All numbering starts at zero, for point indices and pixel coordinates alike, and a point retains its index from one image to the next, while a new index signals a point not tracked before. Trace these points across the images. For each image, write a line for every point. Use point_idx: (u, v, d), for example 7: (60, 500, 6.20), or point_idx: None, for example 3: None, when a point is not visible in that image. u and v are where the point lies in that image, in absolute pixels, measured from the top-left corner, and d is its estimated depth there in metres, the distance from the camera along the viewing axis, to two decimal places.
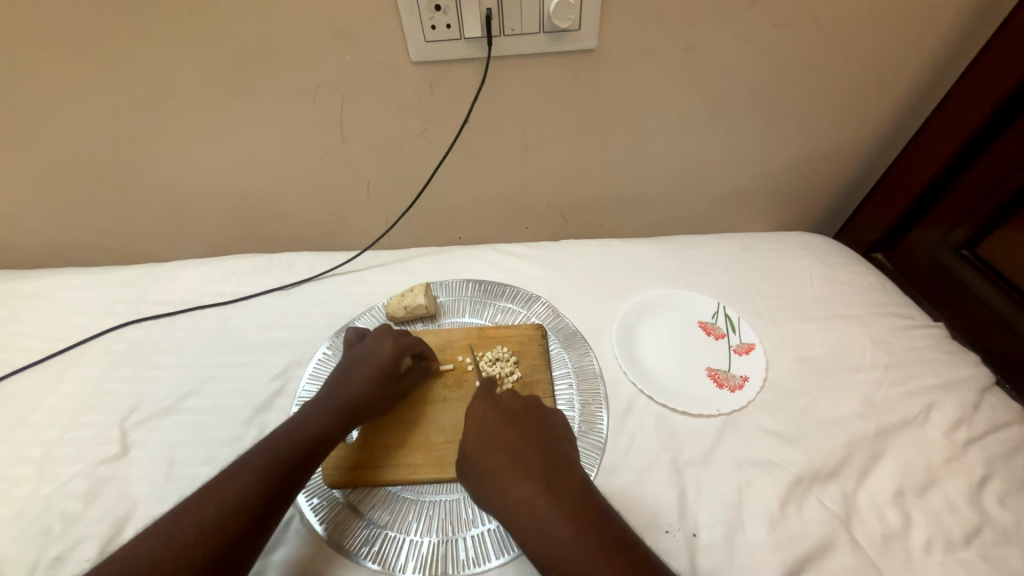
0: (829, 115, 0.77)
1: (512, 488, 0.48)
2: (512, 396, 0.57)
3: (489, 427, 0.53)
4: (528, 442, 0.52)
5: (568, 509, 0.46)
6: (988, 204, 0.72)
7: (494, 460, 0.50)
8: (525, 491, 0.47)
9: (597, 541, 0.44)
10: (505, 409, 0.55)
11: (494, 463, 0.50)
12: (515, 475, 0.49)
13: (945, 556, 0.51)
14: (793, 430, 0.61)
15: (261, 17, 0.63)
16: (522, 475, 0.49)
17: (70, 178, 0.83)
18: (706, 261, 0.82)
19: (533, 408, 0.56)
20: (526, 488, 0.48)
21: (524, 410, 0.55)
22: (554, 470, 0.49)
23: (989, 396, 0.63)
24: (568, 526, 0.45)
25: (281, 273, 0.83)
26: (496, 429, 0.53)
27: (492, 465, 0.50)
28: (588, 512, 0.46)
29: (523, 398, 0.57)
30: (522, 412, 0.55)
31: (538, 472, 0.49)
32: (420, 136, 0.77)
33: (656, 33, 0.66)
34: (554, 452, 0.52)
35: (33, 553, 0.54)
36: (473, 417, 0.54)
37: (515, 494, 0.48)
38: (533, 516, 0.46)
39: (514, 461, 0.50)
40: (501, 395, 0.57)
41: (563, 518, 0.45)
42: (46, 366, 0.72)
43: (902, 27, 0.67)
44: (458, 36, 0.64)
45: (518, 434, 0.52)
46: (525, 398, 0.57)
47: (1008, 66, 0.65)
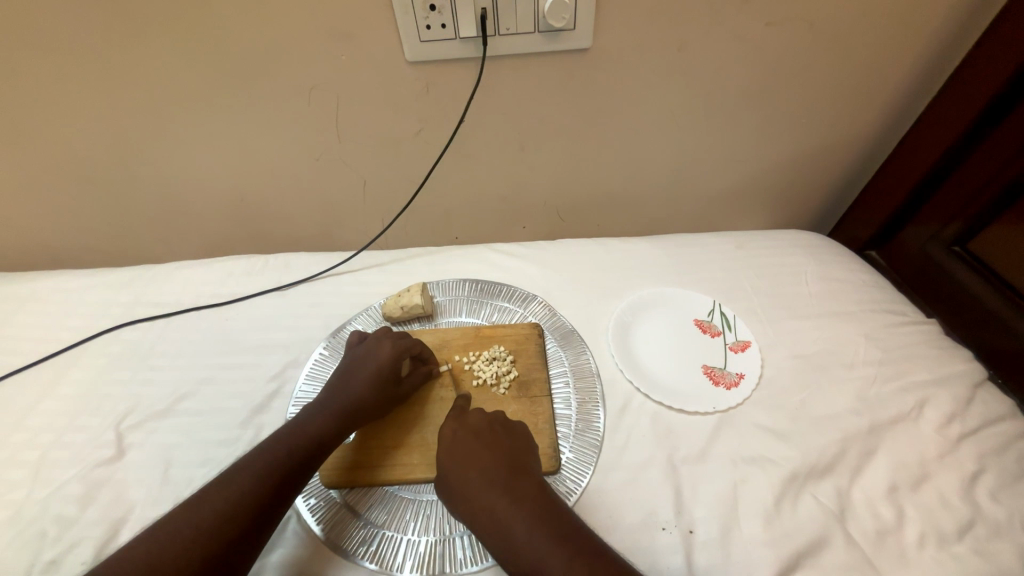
0: (824, 112, 0.77)
1: (476, 498, 0.50)
2: (478, 415, 0.57)
3: (454, 441, 0.54)
4: (491, 452, 0.53)
5: (528, 514, 0.48)
6: (978, 201, 0.73)
7: (459, 472, 0.52)
8: (488, 500, 0.50)
9: (556, 542, 0.46)
10: (469, 426, 0.56)
11: (459, 475, 0.52)
12: (478, 486, 0.51)
13: (938, 551, 0.51)
14: (788, 427, 0.61)
15: (255, 18, 0.63)
16: (484, 485, 0.51)
17: (67, 180, 0.83)
18: (701, 260, 0.82)
19: (498, 424, 0.57)
20: (489, 497, 0.50)
21: (491, 427, 0.56)
22: (516, 476, 0.52)
23: (982, 392, 0.64)
24: (528, 530, 0.47)
25: (278, 274, 0.83)
26: (461, 443, 0.54)
27: (458, 477, 0.52)
28: (549, 515, 0.49)
29: (490, 416, 0.58)
30: (489, 429, 0.56)
31: (500, 481, 0.51)
32: (416, 136, 0.77)
33: (651, 31, 0.65)
34: (516, 459, 0.54)
35: (31, 556, 0.54)
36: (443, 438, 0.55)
37: (479, 504, 0.50)
38: (496, 524, 0.48)
39: (477, 472, 0.52)
40: (467, 412, 0.58)
41: (523, 523, 0.48)
42: (42, 369, 0.72)
43: (897, 23, 0.67)
44: (452, 36, 0.64)
45: (481, 445, 0.54)
46: (492, 415, 0.58)
47: (998, 63, 0.65)
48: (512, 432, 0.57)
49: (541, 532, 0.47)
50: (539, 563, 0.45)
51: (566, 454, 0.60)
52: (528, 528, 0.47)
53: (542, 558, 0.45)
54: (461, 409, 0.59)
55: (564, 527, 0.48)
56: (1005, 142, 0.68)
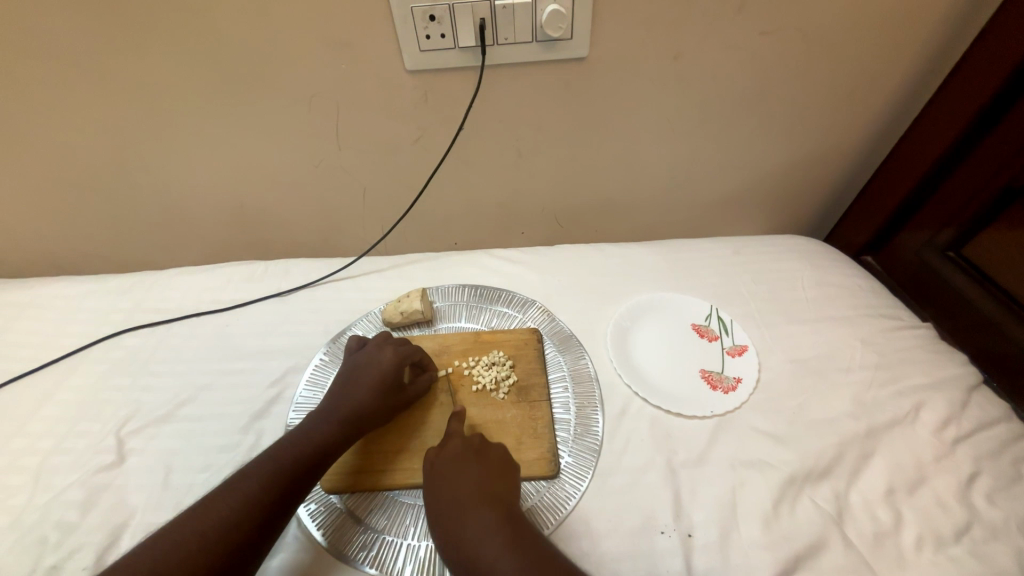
0: (818, 119, 0.78)
1: (457, 532, 0.50)
2: (457, 441, 0.57)
3: (438, 471, 0.55)
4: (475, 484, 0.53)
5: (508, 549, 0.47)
6: (972, 206, 0.73)
7: (443, 505, 0.52)
8: (468, 533, 0.49)
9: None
10: (450, 454, 0.56)
11: (442, 507, 0.52)
12: (459, 518, 0.50)
13: (936, 553, 0.52)
14: (785, 431, 0.62)
15: (257, 28, 0.64)
16: (465, 518, 0.50)
17: (69, 187, 0.84)
18: (699, 265, 0.83)
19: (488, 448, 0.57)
20: (470, 531, 0.49)
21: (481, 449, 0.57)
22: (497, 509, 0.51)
23: (977, 395, 0.64)
24: (507, 565, 0.46)
25: (278, 280, 0.83)
26: (445, 474, 0.54)
27: (442, 509, 0.52)
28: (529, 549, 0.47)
29: (467, 441, 0.57)
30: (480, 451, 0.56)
31: (481, 513, 0.50)
32: (415, 143, 0.78)
33: (647, 40, 0.67)
34: (499, 491, 0.53)
35: (30, 562, 0.54)
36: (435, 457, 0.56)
37: (460, 538, 0.49)
38: (477, 558, 0.47)
39: (459, 504, 0.51)
40: (447, 440, 0.58)
41: (502, 558, 0.47)
42: (42, 375, 0.73)
43: (888, 32, 0.68)
44: (452, 45, 0.65)
45: (464, 477, 0.53)
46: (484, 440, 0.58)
47: (990, 70, 0.66)
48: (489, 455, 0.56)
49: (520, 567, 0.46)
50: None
51: (565, 458, 0.60)
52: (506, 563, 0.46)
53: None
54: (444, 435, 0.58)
55: (543, 563, 0.46)
56: (998, 149, 0.69)
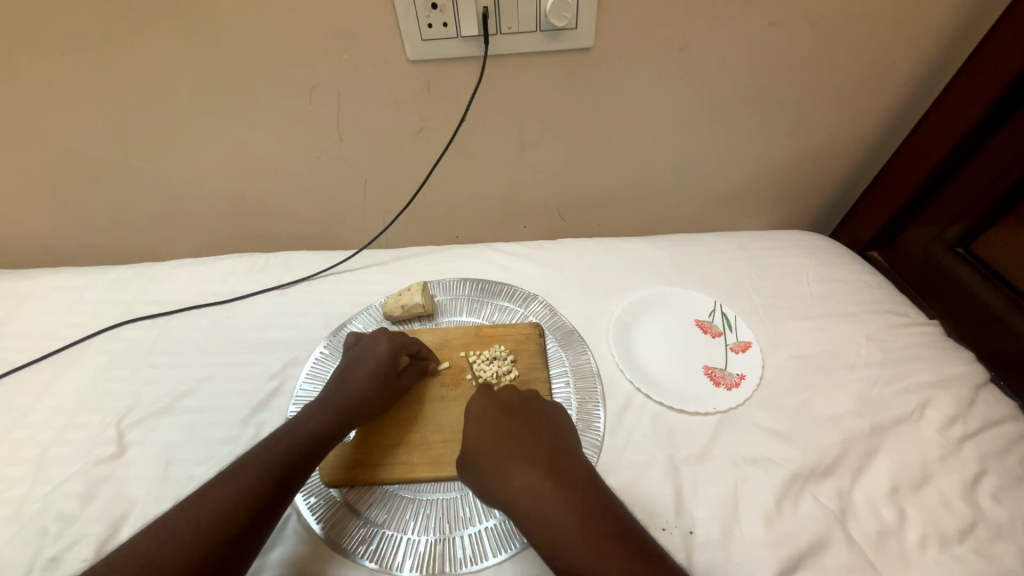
0: (826, 112, 0.77)
1: (522, 482, 0.48)
2: (508, 391, 0.57)
3: (491, 421, 0.53)
4: (529, 435, 0.52)
5: (578, 501, 0.46)
6: (982, 202, 0.72)
7: (502, 454, 0.50)
8: (535, 484, 0.48)
9: (606, 533, 0.45)
10: (505, 406, 0.55)
11: (501, 458, 0.50)
12: (506, 473, 0.49)
13: (940, 552, 0.51)
14: (789, 428, 0.61)
15: (256, 17, 0.63)
16: (531, 468, 0.49)
17: (68, 178, 0.83)
18: (703, 260, 0.82)
19: (529, 403, 0.56)
20: (536, 481, 0.48)
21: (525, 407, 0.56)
22: (560, 461, 0.50)
23: (984, 392, 0.64)
24: (579, 518, 0.45)
25: (279, 272, 0.83)
26: (501, 425, 0.53)
27: (500, 459, 0.50)
28: (596, 502, 0.47)
29: (513, 397, 0.57)
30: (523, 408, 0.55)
31: (545, 465, 0.49)
32: (417, 135, 0.77)
33: (652, 31, 0.65)
34: (559, 444, 0.52)
35: (29, 553, 0.54)
36: (476, 414, 0.54)
37: (525, 487, 0.48)
38: (545, 510, 0.46)
39: (500, 458, 0.50)
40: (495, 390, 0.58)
41: (573, 510, 0.46)
42: (42, 366, 0.72)
43: (899, 23, 0.66)
44: (454, 35, 0.64)
45: (523, 430, 0.52)
46: (523, 394, 0.57)
47: (1003, 62, 0.65)
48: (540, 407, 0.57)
49: (575, 519, 0.45)
50: (592, 553, 0.43)
51: None
52: (578, 516, 0.45)
53: (569, 546, 0.44)
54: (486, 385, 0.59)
55: (597, 508, 0.47)
56: (1009, 144, 0.67)
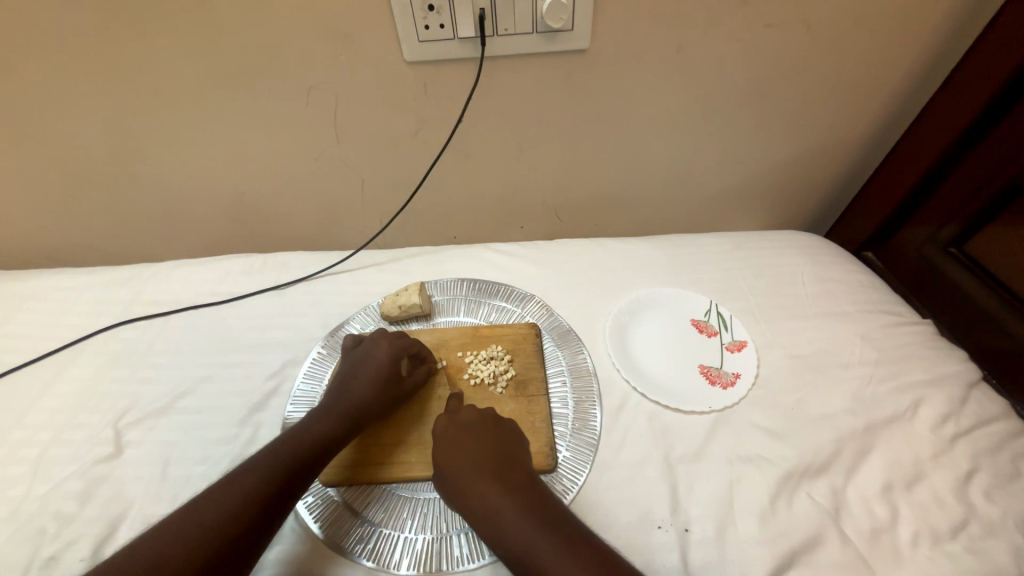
0: (821, 113, 0.78)
1: (470, 488, 0.51)
2: (470, 411, 0.57)
3: (452, 430, 0.55)
4: (480, 443, 0.54)
5: (521, 504, 0.49)
6: (975, 202, 0.73)
7: (451, 461, 0.53)
8: (478, 487, 0.50)
9: (544, 529, 0.47)
10: (463, 422, 0.56)
11: (450, 464, 0.52)
12: (461, 480, 0.51)
13: (932, 549, 0.52)
14: (784, 427, 0.61)
15: (253, 18, 0.63)
16: (479, 473, 0.51)
17: (66, 178, 0.83)
18: (699, 260, 0.82)
19: (491, 418, 0.57)
20: (483, 486, 0.50)
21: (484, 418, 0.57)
22: (507, 467, 0.52)
23: (976, 391, 0.64)
24: (519, 520, 0.48)
25: (276, 273, 0.83)
26: (452, 433, 0.55)
27: (449, 465, 0.53)
28: (538, 503, 0.49)
29: (483, 413, 0.57)
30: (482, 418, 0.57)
31: (490, 470, 0.51)
32: (415, 136, 0.78)
33: (647, 33, 0.66)
34: (509, 451, 0.54)
35: (27, 553, 0.54)
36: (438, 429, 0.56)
37: (470, 491, 0.51)
38: (491, 513, 0.49)
39: (457, 467, 0.52)
40: (457, 411, 0.58)
41: (513, 511, 0.49)
42: (40, 367, 0.72)
43: (892, 24, 0.67)
44: (451, 36, 0.64)
45: (471, 436, 0.54)
46: (489, 413, 0.58)
47: (996, 64, 0.65)
48: (502, 426, 0.57)
49: (522, 520, 0.48)
50: (528, 549, 0.46)
51: (563, 453, 0.60)
52: (517, 516, 0.48)
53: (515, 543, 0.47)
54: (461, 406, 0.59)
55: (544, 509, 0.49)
56: (1001, 145, 0.68)
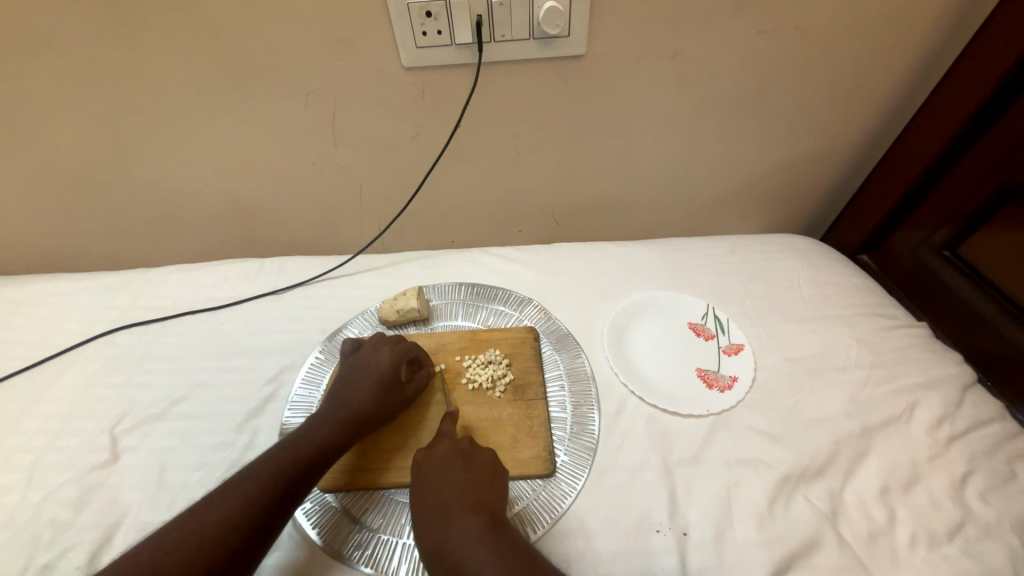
0: (816, 118, 0.78)
1: (442, 529, 0.50)
2: (444, 445, 0.57)
3: (430, 470, 0.55)
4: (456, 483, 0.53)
5: (489, 546, 0.48)
6: (967, 206, 0.73)
7: (432, 492, 0.53)
8: (450, 530, 0.50)
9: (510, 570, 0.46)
10: (436, 458, 0.56)
11: (430, 496, 0.53)
12: (435, 521, 0.51)
13: (929, 552, 0.52)
14: (781, 430, 0.62)
15: (251, 24, 0.63)
16: (451, 515, 0.51)
17: (62, 183, 0.83)
18: (695, 263, 0.83)
19: (462, 454, 0.56)
20: (453, 528, 0.50)
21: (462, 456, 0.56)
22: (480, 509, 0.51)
23: (971, 394, 0.65)
24: (486, 563, 0.46)
25: (274, 278, 0.83)
26: (439, 464, 0.56)
27: (429, 496, 0.53)
28: (508, 544, 0.48)
29: (455, 445, 0.57)
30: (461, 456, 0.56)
31: (467, 505, 0.51)
32: (412, 141, 0.78)
33: (644, 38, 0.66)
34: (485, 493, 0.53)
35: (21, 561, 0.54)
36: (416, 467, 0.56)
37: (445, 523, 0.50)
38: (458, 554, 0.48)
39: (432, 507, 0.52)
40: (441, 439, 0.59)
41: (483, 546, 0.48)
42: (35, 372, 0.72)
43: (885, 30, 0.68)
44: (448, 42, 0.64)
45: (455, 469, 0.55)
46: (461, 446, 0.57)
47: (987, 69, 0.66)
48: (475, 458, 0.56)
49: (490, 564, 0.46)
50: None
51: (561, 457, 0.60)
52: (486, 553, 0.47)
53: None
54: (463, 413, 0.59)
55: (513, 553, 0.47)
56: (992, 149, 0.69)
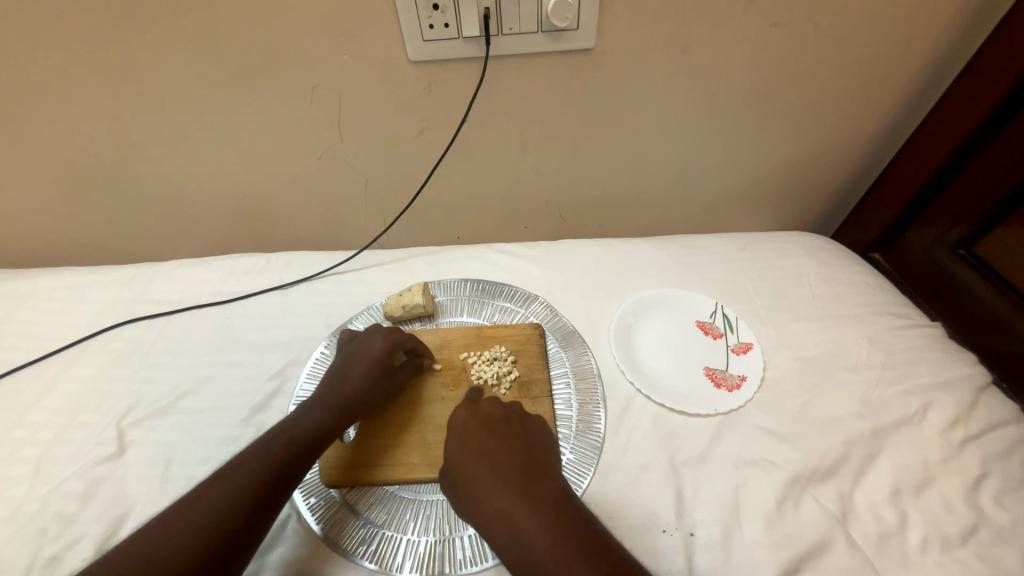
0: (828, 113, 0.77)
1: (482, 490, 0.49)
2: (492, 404, 0.58)
3: (471, 433, 0.54)
4: (498, 446, 0.52)
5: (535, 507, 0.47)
6: (983, 205, 0.72)
7: (466, 463, 0.51)
8: (493, 491, 0.49)
9: (561, 540, 0.44)
10: (483, 416, 0.56)
11: (467, 468, 0.51)
12: (476, 483, 0.50)
13: (941, 555, 0.51)
14: (790, 430, 0.61)
15: (256, 18, 0.63)
16: (493, 478, 0.50)
17: (70, 178, 0.83)
18: (703, 261, 0.82)
19: (513, 414, 0.57)
20: (496, 489, 0.49)
21: (504, 420, 0.56)
22: (524, 471, 0.50)
23: (986, 395, 0.64)
24: (535, 524, 0.45)
25: (279, 273, 0.83)
26: (473, 432, 0.54)
27: (465, 467, 0.51)
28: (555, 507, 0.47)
29: (507, 406, 0.58)
30: (502, 421, 0.55)
31: (507, 476, 0.49)
32: (418, 136, 0.77)
33: (653, 32, 0.65)
34: (528, 455, 0.52)
35: (28, 553, 0.54)
36: (456, 427, 0.55)
37: (486, 496, 0.49)
38: (502, 514, 0.47)
39: (471, 468, 0.51)
40: (481, 403, 0.58)
41: (530, 519, 0.46)
42: (43, 366, 0.72)
43: (901, 23, 0.66)
44: (455, 35, 0.64)
45: (494, 436, 0.53)
46: (506, 409, 0.57)
47: (1006, 63, 0.64)
48: (526, 423, 0.57)
49: (538, 524, 0.45)
50: (544, 560, 0.43)
51: (567, 455, 0.60)
52: (534, 524, 0.46)
53: (529, 546, 0.44)
54: (474, 399, 0.59)
55: (561, 512, 0.47)
56: (1010, 146, 0.67)
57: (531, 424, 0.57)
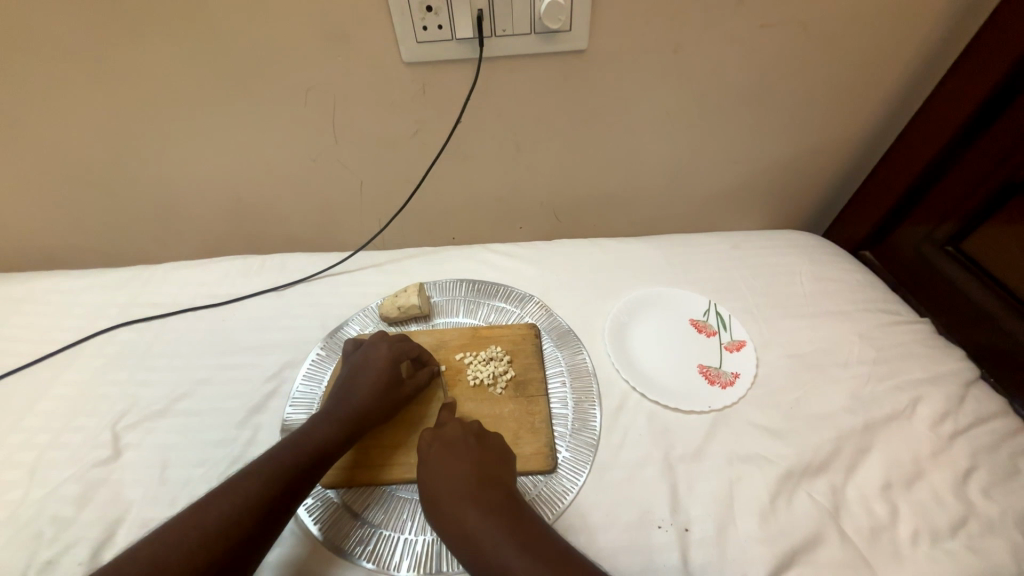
0: (819, 112, 0.78)
1: (450, 510, 0.51)
2: (455, 426, 0.57)
3: (436, 455, 0.55)
4: (461, 466, 0.54)
5: (498, 526, 0.49)
6: (967, 204, 0.73)
7: (434, 483, 0.53)
8: (459, 511, 0.50)
9: (523, 555, 0.47)
10: (446, 439, 0.56)
11: (432, 486, 0.53)
12: (445, 503, 0.52)
13: (931, 547, 0.52)
14: (783, 425, 0.62)
15: (250, 19, 0.63)
16: (458, 498, 0.51)
17: (62, 180, 0.83)
18: (698, 259, 0.82)
19: (474, 434, 0.57)
20: (461, 510, 0.51)
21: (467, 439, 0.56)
22: (487, 489, 0.52)
23: (974, 389, 0.65)
24: (498, 542, 0.48)
25: (274, 275, 0.83)
26: (438, 454, 0.55)
27: (433, 488, 0.53)
28: (517, 525, 0.49)
29: (466, 427, 0.58)
30: (465, 440, 0.56)
31: (468, 492, 0.52)
32: (413, 137, 0.78)
33: (644, 33, 0.66)
34: (491, 473, 0.54)
35: (24, 558, 0.54)
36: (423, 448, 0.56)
37: (452, 512, 0.51)
38: (468, 535, 0.49)
39: (440, 489, 0.53)
40: (444, 425, 0.58)
41: (495, 534, 0.48)
42: (37, 369, 0.72)
43: (888, 24, 0.67)
44: (449, 37, 0.64)
45: (459, 455, 0.55)
46: (468, 427, 0.58)
47: (991, 64, 0.66)
48: (485, 441, 0.57)
49: (502, 542, 0.48)
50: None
51: (563, 453, 0.60)
52: (498, 540, 0.48)
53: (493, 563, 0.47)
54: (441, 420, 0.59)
55: (521, 528, 0.49)
56: (994, 146, 0.69)
57: (491, 441, 0.57)
